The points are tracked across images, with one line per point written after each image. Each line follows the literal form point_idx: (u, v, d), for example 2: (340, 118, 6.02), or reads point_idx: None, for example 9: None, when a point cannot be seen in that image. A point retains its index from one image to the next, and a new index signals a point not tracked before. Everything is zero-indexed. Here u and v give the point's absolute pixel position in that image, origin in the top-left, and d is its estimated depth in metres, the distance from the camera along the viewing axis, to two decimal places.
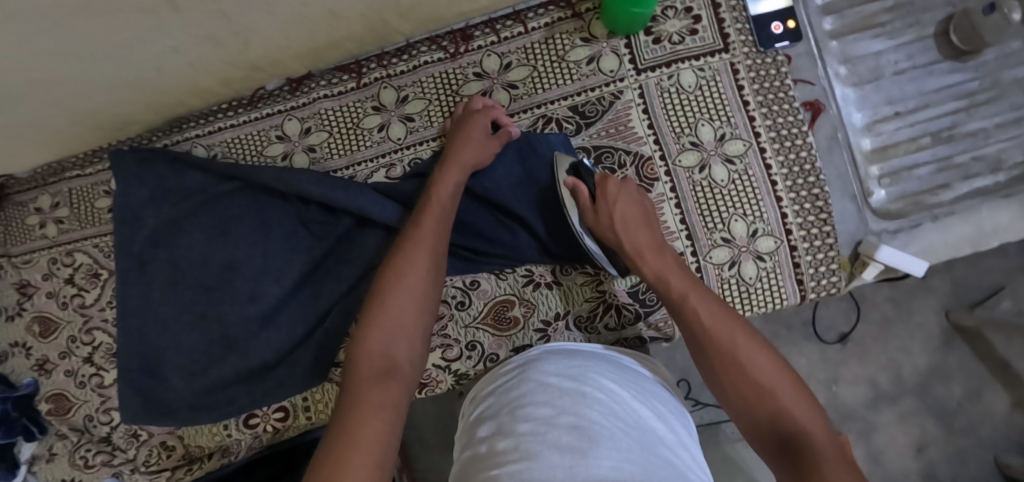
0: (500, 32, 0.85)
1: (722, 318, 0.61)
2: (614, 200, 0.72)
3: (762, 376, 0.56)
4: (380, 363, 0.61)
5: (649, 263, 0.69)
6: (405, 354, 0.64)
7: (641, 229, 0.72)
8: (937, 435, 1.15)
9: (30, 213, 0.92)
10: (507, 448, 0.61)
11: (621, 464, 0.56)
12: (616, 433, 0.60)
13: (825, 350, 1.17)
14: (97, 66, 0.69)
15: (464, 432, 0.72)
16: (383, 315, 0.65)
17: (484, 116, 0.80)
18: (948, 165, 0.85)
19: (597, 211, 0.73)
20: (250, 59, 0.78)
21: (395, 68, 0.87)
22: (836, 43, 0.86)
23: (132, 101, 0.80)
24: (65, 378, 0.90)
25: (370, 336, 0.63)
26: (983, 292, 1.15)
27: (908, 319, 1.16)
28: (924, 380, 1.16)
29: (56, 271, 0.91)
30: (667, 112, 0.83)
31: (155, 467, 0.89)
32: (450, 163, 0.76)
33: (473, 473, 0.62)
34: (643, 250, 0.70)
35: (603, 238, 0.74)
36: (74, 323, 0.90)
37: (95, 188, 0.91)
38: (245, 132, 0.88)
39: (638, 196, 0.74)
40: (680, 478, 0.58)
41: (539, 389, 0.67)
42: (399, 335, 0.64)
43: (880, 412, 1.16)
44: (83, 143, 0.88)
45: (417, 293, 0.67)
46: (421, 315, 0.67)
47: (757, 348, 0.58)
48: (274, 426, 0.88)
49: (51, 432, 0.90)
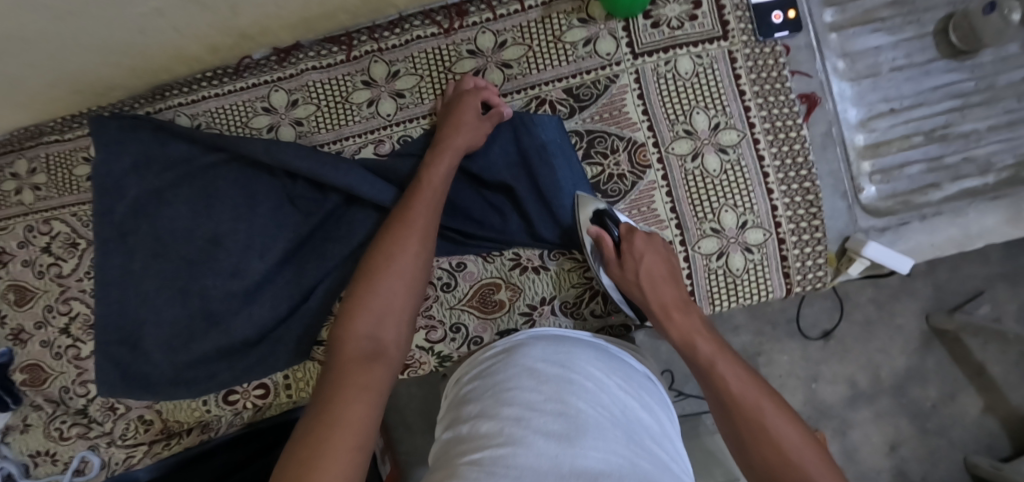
0: (497, 9, 0.82)
1: (750, 385, 0.60)
2: (627, 260, 0.73)
3: (791, 448, 0.55)
4: (365, 346, 0.60)
5: (676, 323, 0.68)
6: (392, 336, 0.63)
7: (669, 287, 0.71)
8: (910, 433, 1.17)
9: (6, 178, 0.89)
10: (490, 431, 0.60)
11: (608, 454, 0.56)
12: (602, 423, 0.60)
13: (808, 346, 1.18)
14: (76, 25, 0.66)
15: (448, 411, 0.72)
16: (371, 297, 0.63)
17: (475, 97, 0.78)
18: (938, 165, 0.85)
19: (623, 267, 0.74)
20: (239, 26, 0.76)
21: (387, 41, 0.84)
22: (836, 36, 0.85)
23: (113, 65, 0.77)
24: (41, 348, 0.88)
25: (357, 318, 0.62)
26: (964, 295, 1.16)
27: (889, 319, 1.18)
28: (901, 379, 1.18)
29: (32, 239, 0.88)
30: (662, 99, 0.82)
31: (132, 440, 0.88)
32: (442, 148, 0.75)
33: (452, 453, 0.63)
34: (669, 310, 0.70)
35: (628, 293, 0.74)
36: (51, 293, 0.88)
37: (74, 154, 0.88)
38: (230, 102, 0.86)
39: (663, 251, 0.74)
40: (665, 471, 0.59)
41: (526, 374, 0.67)
42: (387, 317, 0.63)
43: (857, 411, 1.18)
44: (62, 107, 0.85)
45: (407, 277, 0.66)
46: (410, 298, 0.66)
47: (783, 419, 0.57)
48: (254, 403, 0.87)
49: (26, 403, 0.89)
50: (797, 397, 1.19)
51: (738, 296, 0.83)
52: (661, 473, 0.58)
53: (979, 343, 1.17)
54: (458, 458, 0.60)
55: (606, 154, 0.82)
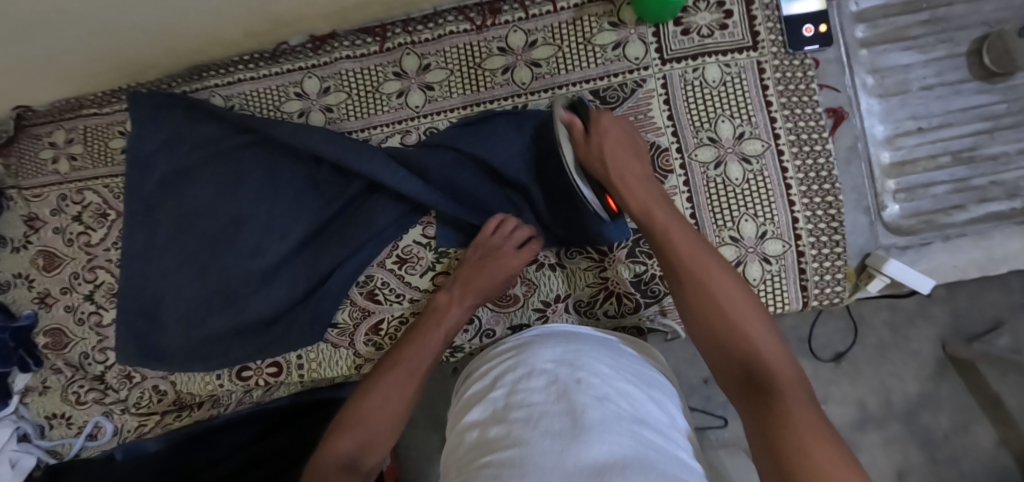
0: (529, 9, 0.84)
1: (697, 250, 0.65)
2: (606, 129, 0.73)
3: (737, 314, 0.59)
4: (344, 459, 0.61)
5: (635, 195, 0.71)
6: (373, 454, 0.63)
7: (629, 158, 0.72)
8: (920, 463, 1.15)
9: (43, 147, 0.91)
10: (499, 435, 0.62)
11: (614, 446, 0.58)
12: (610, 416, 0.62)
13: (819, 367, 1.17)
14: (123, 6, 0.69)
15: (456, 410, 0.73)
16: (357, 412, 0.65)
17: (495, 247, 0.78)
18: (965, 186, 0.84)
19: (590, 141, 0.73)
20: (278, 12, 0.78)
21: (420, 35, 0.86)
22: (867, 51, 0.84)
23: (153, 45, 0.80)
24: (64, 313, 0.90)
25: (341, 435, 0.63)
26: (984, 326, 1.15)
27: (905, 346, 1.16)
28: (914, 407, 1.16)
29: (64, 208, 0.91)
30: (688, 106, 0.82)
31: (144, 410, 0.91)
32: (451, 303, 0.76)
33: (463, 457, 0.64)
34: (628, 179, 0.71)
35: (590, 170, 0.74)
36: (78, 261, 0.90)
37: (110, 128, 0.90)
38: (264, 86, 0.88)
39: (629, 131, 0.75)
40: (671, 459, 0.60)
41: (534, 375, 0.68)
42: (372, 437, 0.64)
43: (866, 434, 1.16)
44: (103, 82, 0.88)
45: (394, 392, 0.67)
46: (397, 412, 0.66)
47: (731, 286, 0.62)
48: (266, 380, 0.88)
49: (46, 366, 0.91)
50: None
51: None
52: (667, 459, 0.59)
53: (999, 376, 1.14)
54: (469, 462, 0.62)
55: None
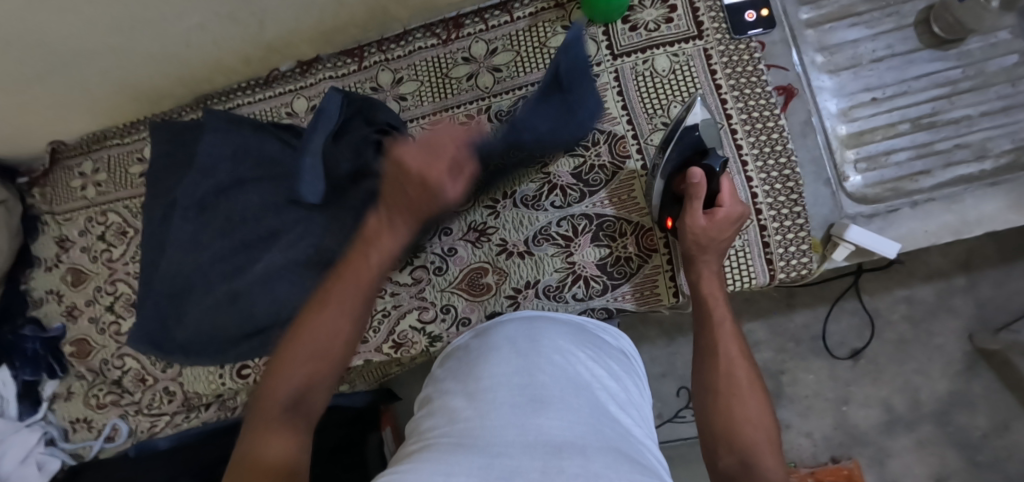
0: (489, 21, 0.92)
1: (737, 347, 0.67)
2: (721, 206, 0.73)
3: (752, 419, 0.61)
4: (287, 401, 0.56)
5: (705, 266, 0.73)
6: (342, 337, 0.59)
7: (718, 254, 0.74)
8: (959, 468, 1.09)
9: (74, 176, 1.04)
10: (459, 409, 0.58)
11: (572, 423, 0.55)
12: (566, 394, 0.58)
13: (836, 366, 1.13)
14: (136, 40, 0.80)
15: (421, 393, 0.69)
16: (304, 334, 0.58)
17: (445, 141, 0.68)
18: (928, 151, 0.84)
19: (703, 226, 0.72)
20: (267, 40, 0.89)
21: (393, 52, 0.95)
22: (813, 31, 0.88)
23: (166, 75, 0.92)
24: (89, 324, 1.00)
25: (283, 368, 0.57)
26: (1007, 315, 1.10)
27: (927, 341, 1.12)
28: (945, 407, 1.10)
29: (90, 228, 1.02)
30: (641, 95, 0.87)
31: (156, 410, 0.98)
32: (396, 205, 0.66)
33: (421, 434, 0.60)
34: (707, 252, 0.73)
35: (684, 232, 0.74)
36: (101, 275, 1.01)
37: (130, 155, 1.02)
38: (259, 108, 0.98)
39: (735, 224, 0.74)
40: (628, 439, 0.57)
41: (497, 351, 0.65)
42: (329, 351, 0.58)
43: (897, 439, 1.11)
44: (126, 113, 1.01)
45: (338, 318, 0.59)
46: (353, 329, 0.60)
47: (754, 390, 0.63)
48: (262, 376, 0.93)
49: (71, 373, 1.01)
50: (826, 422, 1.13)
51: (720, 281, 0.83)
52: (627, 442, 0.57)
53: None
54: (425, 438, 0.58)
55: (587, 146, 0.87)
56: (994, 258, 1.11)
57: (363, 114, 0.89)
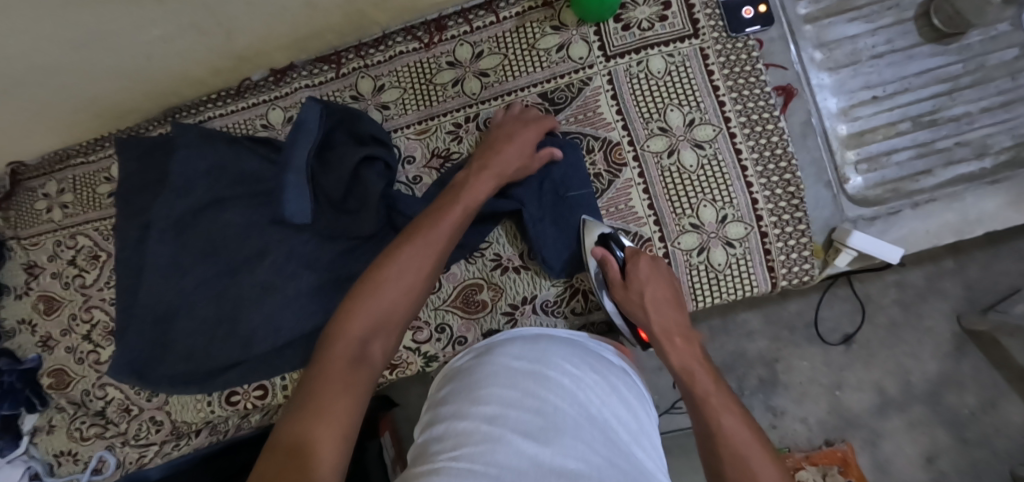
0: (473, 22, 0.87)
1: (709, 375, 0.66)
2: (637, 269, 0.75)
3: (732, 434, 0.58)
4: (353, 350, 0.60)
5: (678, 349, 0.70)
6: (404, 305, 0.65)
7: (672, 311, 0.73)
8: (948, 445, 1.10)
9: (39, 198, 0.98)
10: (466, 432, 0.56)
11: (586, 454, 0.53)
12: (579, 422, 0.56)
13: (829, 351, 1.13)
14: (93, 56, 0.74)
15: (422, 414, 0.67)
16: (387, 275, 0.64)
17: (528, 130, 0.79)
18: (929, 150, 0.82)
19: (629, 288, 0.74)
20: (237, 50, 0.83)
21: (373, 58, 0.89)
22: (811, 27, 0.85)
23: (130, 90, 0.86)
24: (66, 354, 0.96)
25: (351, 321, 0.61)
26: (995, 297, 1.10)
27: (916, 323, 1.12)
28: (934, 387, 1.11)
29: (60, 253, 0.97)
30: (636, 98, 0.83)
31: (144, 440, 0.94)
32: (484, 170, 0.75)
33: (425, 458, 0.57)
34: (671, 332, 0.71)
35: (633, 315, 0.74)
36: (76, 302, 0.96)
37: (97, 175, 0.96)
38: (232, 121, 0.92)
39: (668, 277, 0.76)
40: (642, 472, 0.55)
41: (503, 373, 0.63)
42: (402, 285, 0.65)
43: (889, 420, 1.11)
44: (88, 131, 0.95)
45: (411, 272, 0.65)
46: (421, 276, 0.66)
47: (730, 407, 0.61)
48: (254, 403, 0.90)
49: (51, 405, 0.96)
50: (820, 406, 1.13)
51: (721, 291, 0.81)
52: (640, 474, 0.55)
53: None
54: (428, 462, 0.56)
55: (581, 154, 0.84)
56: (986, 243, 1.11)
57: (347, 126, 0.86)
